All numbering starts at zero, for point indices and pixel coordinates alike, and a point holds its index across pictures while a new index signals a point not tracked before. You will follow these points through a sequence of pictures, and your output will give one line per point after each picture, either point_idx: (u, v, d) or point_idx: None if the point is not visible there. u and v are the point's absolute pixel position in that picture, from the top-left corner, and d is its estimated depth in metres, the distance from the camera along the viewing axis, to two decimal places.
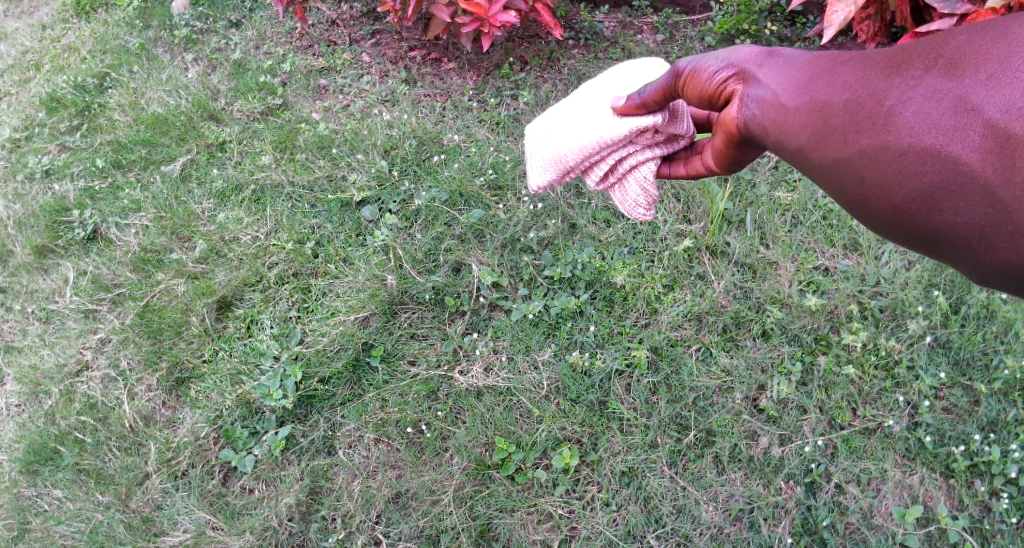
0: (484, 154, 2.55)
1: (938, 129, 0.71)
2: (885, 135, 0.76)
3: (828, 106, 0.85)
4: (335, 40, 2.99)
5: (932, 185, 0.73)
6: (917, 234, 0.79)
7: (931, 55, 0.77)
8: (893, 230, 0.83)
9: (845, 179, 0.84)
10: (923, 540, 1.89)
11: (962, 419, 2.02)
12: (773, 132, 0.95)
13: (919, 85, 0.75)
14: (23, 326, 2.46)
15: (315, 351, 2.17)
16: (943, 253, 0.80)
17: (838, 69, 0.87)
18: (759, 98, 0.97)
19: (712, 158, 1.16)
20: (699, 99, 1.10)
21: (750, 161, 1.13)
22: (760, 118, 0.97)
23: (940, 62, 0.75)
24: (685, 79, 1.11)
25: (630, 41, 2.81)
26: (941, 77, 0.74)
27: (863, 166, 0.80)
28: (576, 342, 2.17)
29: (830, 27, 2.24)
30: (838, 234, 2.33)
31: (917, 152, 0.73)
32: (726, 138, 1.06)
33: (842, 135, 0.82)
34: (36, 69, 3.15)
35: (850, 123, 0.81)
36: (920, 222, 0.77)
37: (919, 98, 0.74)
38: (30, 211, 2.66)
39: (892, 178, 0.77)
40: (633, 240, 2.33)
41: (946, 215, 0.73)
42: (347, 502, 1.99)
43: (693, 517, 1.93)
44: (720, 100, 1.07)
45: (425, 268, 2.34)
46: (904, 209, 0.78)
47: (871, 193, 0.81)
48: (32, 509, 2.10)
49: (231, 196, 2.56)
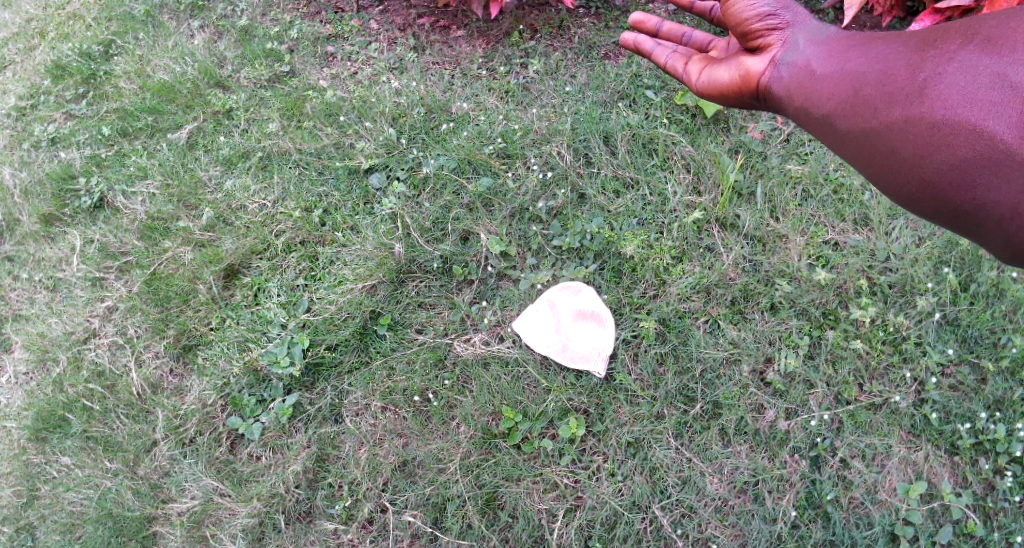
0: (493, 123, 2.53)
1: (972, 106, 1.03)
2: (920, 107, 1.09)
3: (869, 82, 1.21)
4: (343, 7, 2.95)
5: (960, 158, 1.04)
6: (941, 205, 1.11)
7: (966, 36, 1.09)
8: (917, 200, 1.15)
9: (878, 151, 1.18)
10: (927, 516, 1.90)
11: (968, 396, 2.01)
12: (813, 95, 1.34)
13: (956, 64, 1.07)
14: (31, 294, 2.46)
15: (322, 319, 2.18)
16: (970, 227, 1.10)
17: (876, 53, 1.24)
18: (792, 64, 1.41)
19: (702, 85, 1.66)
20: (735, 27, 1.52)
21: (730, 107, 1.62)
22: (792, 79, 1.40)
23: (972, 44, 1.07)
24: (738, 17, 1.50)
25: (642, 11, 2.78)
26: (976, 56, 1.05)
27: (897, 137, 1.13)
28: (592, 287, 2.21)
29: (850, 6, 2.22)
30: (849, 208, 2.30)
31: (952, 124, 1.04)
32: (763, 91, 1.48)
33: (878, 111, 1.17)
34: (41, 36, 3.12)
35: (888, 99, 1.16)
36: (950, 195, 1.08)
37: (955, 78, 1.06)
38: (37, 179, 2.65)
39: (925, 149, 1.08)
40: (642, 211, 2.32)
41: (974, 187, 1.04)
42: (354, 470, 2.00)
43: (698, 489, 1.94)
44: (759, 45, 1.49)
45: (433, 236, 2.33)
46: (940, 185, 1.08)
47: (900, 160, 1.14)
48: (42, 476, 2.12)
49: (238, 163, 2.55)
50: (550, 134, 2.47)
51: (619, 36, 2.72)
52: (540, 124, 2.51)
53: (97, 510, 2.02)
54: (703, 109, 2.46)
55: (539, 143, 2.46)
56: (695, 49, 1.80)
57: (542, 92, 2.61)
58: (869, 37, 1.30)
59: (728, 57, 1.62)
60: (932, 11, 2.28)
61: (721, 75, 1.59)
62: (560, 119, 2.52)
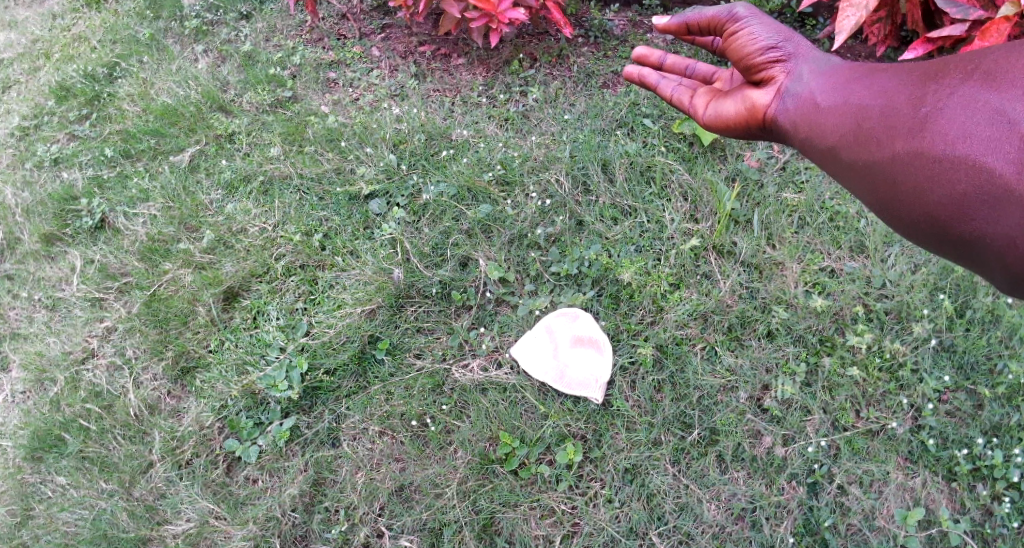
0: (492, 150, 2.56)
1: (971, 140, 1.03)
2: (923, 141, 1.10)
3: (873, 115, 1.23)
4: (345, 34, 2.99)
5: (961, 191, 1.04)
6: (947, 237, 1.11)
7: (969, 70, 1.10)
8: (925, 231, 1.15)
9: (883, 182, 1.20)
10: (925, 543, 1.89)
11: (965, 422, 2.02)
12: (819, 127, 1.38)
13: (957, 98, 1.08)
14: (30, 313, 2.47)
15: (321, 343, 2.19)
16: (976, 259, 1.09)
17: (881, 87, 1.26)
18: (797, 97, 1.46)
19: (710, 119, 1.72)
20: (739, 61, 1.59)
21: (738, 138, 1.68)
22: (797, 112, 1.45)
23: (972, 79, 1.08)
24: (740, 52, 1.57)
25: (640, 40, 2.82)
26: (976, 90, 1.06)
27: (900, 170, 1.15)
28: (590, 313, 2.22)
29: (842, 30, 2.23)
30: (844, 236, 2.32)
31: (952, 158, 1.05)
32: (770, 123, 1.53)
33: (881, 143, 1.19)
34: (45, 57, 3.16)
35: (891, 133, 1.17)
36: (954, 227, 1.07)
37: (956, 113, 1.07)
38: (38, 199, 2.67)
39: (928, 183, 1.09)
40: (640, 237, 2.34)
41: (977, 221, 1.03)
42: (351, 494, 2.00)
43: (696, 515, 1.94)
44: (764, 78, 1.55)
45: (433, 262, 2.35)
46: (944, 217, 1.08)
47: (905, 193, 1.15)
48: (36, 496, 2.10)
49: (239, 187, 2.57)
50: (549, 161, 2.50)
51: (618, 64, 2.76)
52: (539, 151, 2.54)
53: (91, 531, 2.00)
54: (700, 137, 2.49)
55: (538, 169, 2.49)
56: (700, 81, 1.83)
57: (541, 119, 2.65)
58: (872, 69, 1.33)
59: (734, 90, 1.68)
60: (925, 40, 2.31)
61: (728, 109, 1.65)
62: (559, 146, 2.55)
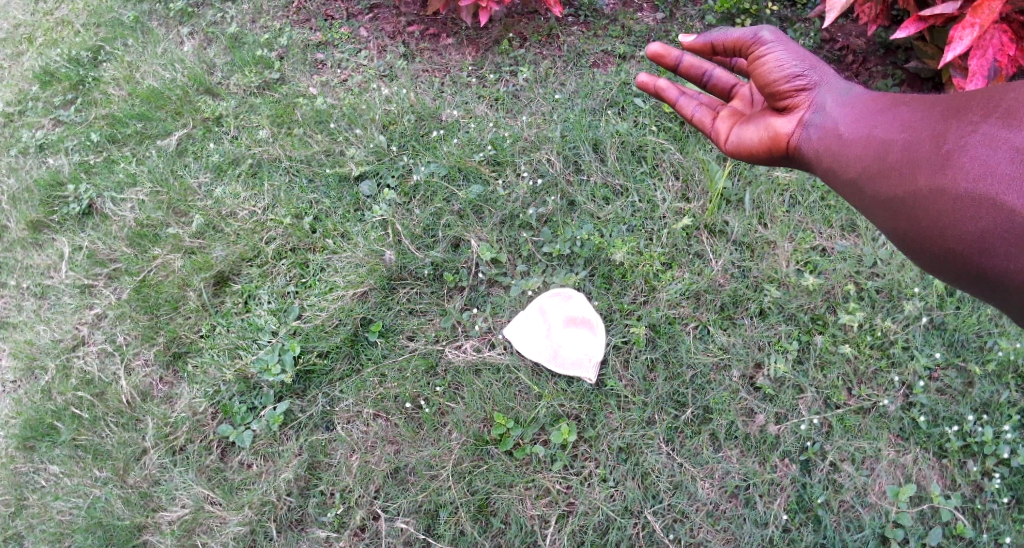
0: (483, 130, 2.54)
1: (992, 179, 1.04)
2: (944, 178, 1.12)
3: (896, 149, 1.25)
4: (332, 14, 2.94)
5: (983, 229, 1.05)
6: (968, 272, 1.12)
7: (989, 107, 1.11)
8: (945, 266, 1.17)
9: (905, 216, 1.21)
10: (916, 518, 1.91)
11: (955, 400, 2.03)
12: (838, 158, 1.39)
13: (977, 135, 1.09)
14: (19, 301, 2.44)
15: (314, 326, 2.18)
16: (998, 294, 1.10)
17: (906, 119, 1.27)
18: (822, 127, 1.46)
19: (732, 145, 1.71)
20: (765, 87, 1.57)
21: (761, 164, 1.67)
22: (822, 142, 1.45)
23: (994, 115, 1.09)
24: (762, 74, 1.56)
25: (630, 19, 2.80)
26: (996, 128, 1.07)
27: (921, 204, 1.16)
28: (582, 293, 2.22)
29: (831, 10, 2.21)
30: (836, 215, 2.32)
31: (973, 195, 1.06)
32: (791, 152, 1.54)
33: (903, 176, 1.21)
34: (28, 42, 3.10)
35: (913, 168, 1.19)
36: (975, 263, 1.09)
37: (978, 150, 1.08)
38: (25, 186, 2.63)
39: (949, 219, 1.11)
40: (632, 217, 2.33)
41: (997, 259, 1.05)
42: (346, 477, 2.00)
43: (689, 493, 1.95)
44: (788, 105, 1.54)
45: (424, 243, 2.33)
46: (965, 253, 1.10)
47: (926, 228, 1.16)
48: (30, 485, 2.09)
49: (228, 170, 2.54)
50: (539, 142, 2.48)
51: (607, 44, 2.74)
52: (529, 131, 2.51)
53: (87, 519, 2.00)
54: None
55: (529, 150, 2.47)
56: (719, 101, 1.83)
57: (531, 99, 2.62)
58: (896, 100, 1.34)
59: (757, 116, 1.67)
60: (917, 18, 2.26)
61: (751, 136, 1.65)
62: (550, 126, 2.53)
